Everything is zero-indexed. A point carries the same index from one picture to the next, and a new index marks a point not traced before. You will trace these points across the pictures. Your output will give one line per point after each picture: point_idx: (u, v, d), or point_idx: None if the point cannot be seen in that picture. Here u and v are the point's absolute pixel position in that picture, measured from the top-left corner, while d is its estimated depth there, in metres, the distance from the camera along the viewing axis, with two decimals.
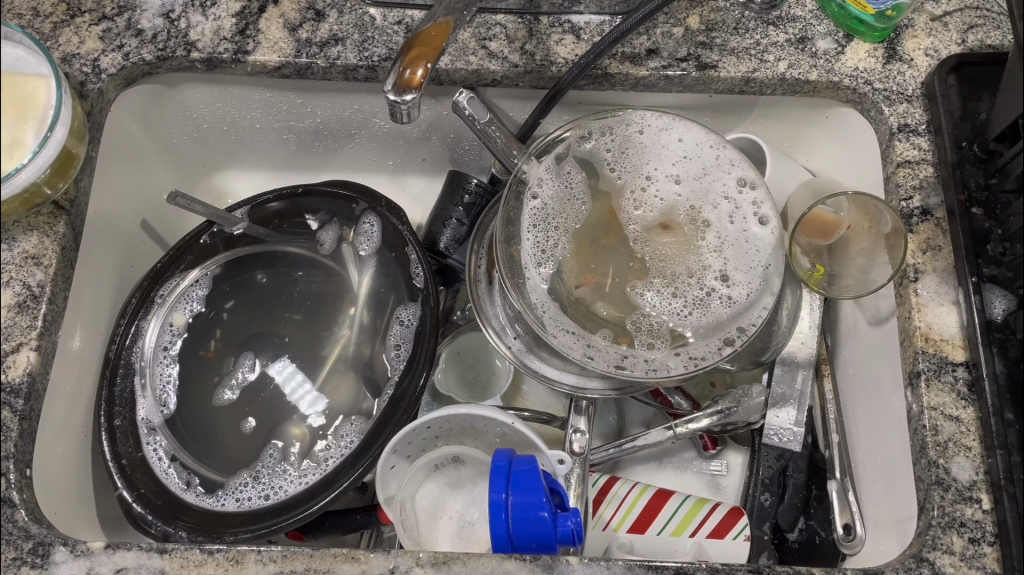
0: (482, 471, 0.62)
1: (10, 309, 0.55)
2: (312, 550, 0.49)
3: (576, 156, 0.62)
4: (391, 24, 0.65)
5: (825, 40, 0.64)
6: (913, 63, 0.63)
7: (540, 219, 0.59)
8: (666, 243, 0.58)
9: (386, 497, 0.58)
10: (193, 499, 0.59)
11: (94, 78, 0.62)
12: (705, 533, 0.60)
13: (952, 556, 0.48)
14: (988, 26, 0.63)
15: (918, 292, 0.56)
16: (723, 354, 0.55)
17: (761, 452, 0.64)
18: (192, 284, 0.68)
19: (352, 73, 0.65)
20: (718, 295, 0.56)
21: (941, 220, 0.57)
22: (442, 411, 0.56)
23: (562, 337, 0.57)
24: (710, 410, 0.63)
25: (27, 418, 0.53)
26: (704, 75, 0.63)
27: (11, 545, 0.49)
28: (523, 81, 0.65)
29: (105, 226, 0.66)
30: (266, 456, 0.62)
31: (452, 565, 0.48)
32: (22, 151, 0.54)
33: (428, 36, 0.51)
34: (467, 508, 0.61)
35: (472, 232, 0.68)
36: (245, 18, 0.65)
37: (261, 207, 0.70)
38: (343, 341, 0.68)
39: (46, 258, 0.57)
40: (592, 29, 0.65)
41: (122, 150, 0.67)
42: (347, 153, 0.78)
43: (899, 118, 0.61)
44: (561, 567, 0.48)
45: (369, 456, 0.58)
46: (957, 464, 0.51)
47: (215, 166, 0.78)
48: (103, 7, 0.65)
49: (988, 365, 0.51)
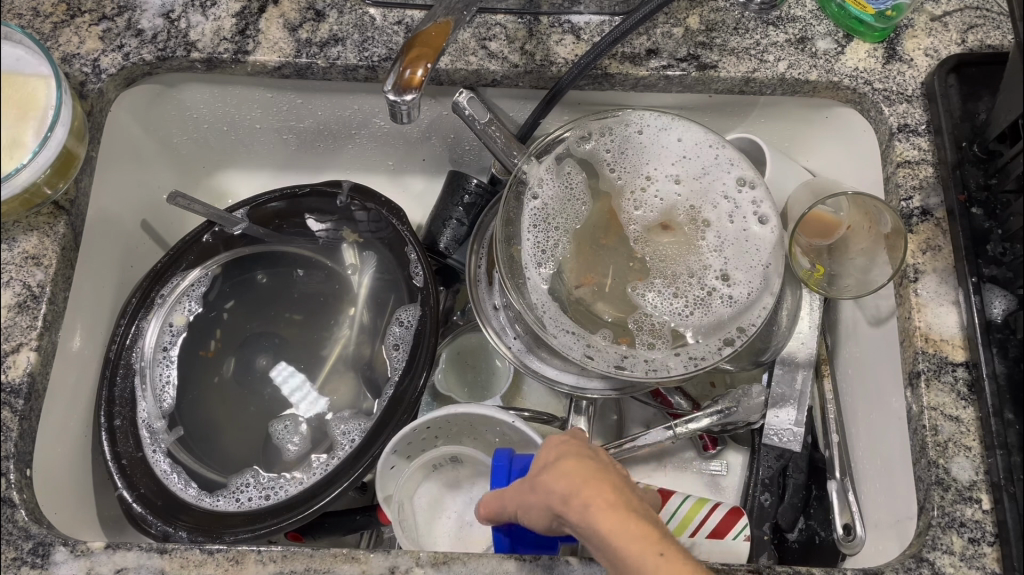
0: (481, 471, 0.63)
1: (10, 309, 0.55)
2: (312, 550, 0.49)
3: (577, 157, 0.62)
4: (390, 24, 0.65)
5: (824, 40, 0.64)
6: (913, 63, 0.63)
7: (540, 220, 0.59)
8: (666, 243, 0.58)
9: (386, 496, 0.58)
10: (193, 499, 0.59)
11: (94, 78, 0.62)
12: (705, 533, 0.60)
13: (951, 557, 0.48)
14: (988, 26, 0.63)
15: (918, 292, 0.56)
16: (723, 354, 0.55)
17: (761, 452, 0.64)
18: (192, 284, 0.68)
19: (352, 73, 0.65)
20: (718, 295, 0.56)
21: (941, 220, 0.57)
22: (441, 410, 0.56)
23: (562, 338, 0.57)
24: (710, 410, 0.63)
25: (27, 418, 0.53)
26: (704, 75, 0.63)
27: (11, 545, 0.49)
28: (523, 81, 0.65)
29: (106, 226, 0.66)
30: (279, 425, 0.64)
31: (452, 565, 0.48)
32: (22, 151, 0.54)
33: (428, 36, 0.51)
34: (467, 507, 0.62)
35: (472, 232, 0.68)
36: (245, 18, 0.65)
37: (261, 207, 0.70)
38: (343, 340, 0.69)
39: (46, 258, 0.57)
40: (592, 29, 0.65)
41: (123, 151, 0.67)
42: (347, 153, 0.78)
43: (899, 118, 0.61)
44: (560, 566, 0.48)
45: (368, 457, 0.58)
46: (957, 464, 0.51)
47: (216, 166, 0.78)
48: (103, 7, 0.65)
49: (988, 365, 0.51)
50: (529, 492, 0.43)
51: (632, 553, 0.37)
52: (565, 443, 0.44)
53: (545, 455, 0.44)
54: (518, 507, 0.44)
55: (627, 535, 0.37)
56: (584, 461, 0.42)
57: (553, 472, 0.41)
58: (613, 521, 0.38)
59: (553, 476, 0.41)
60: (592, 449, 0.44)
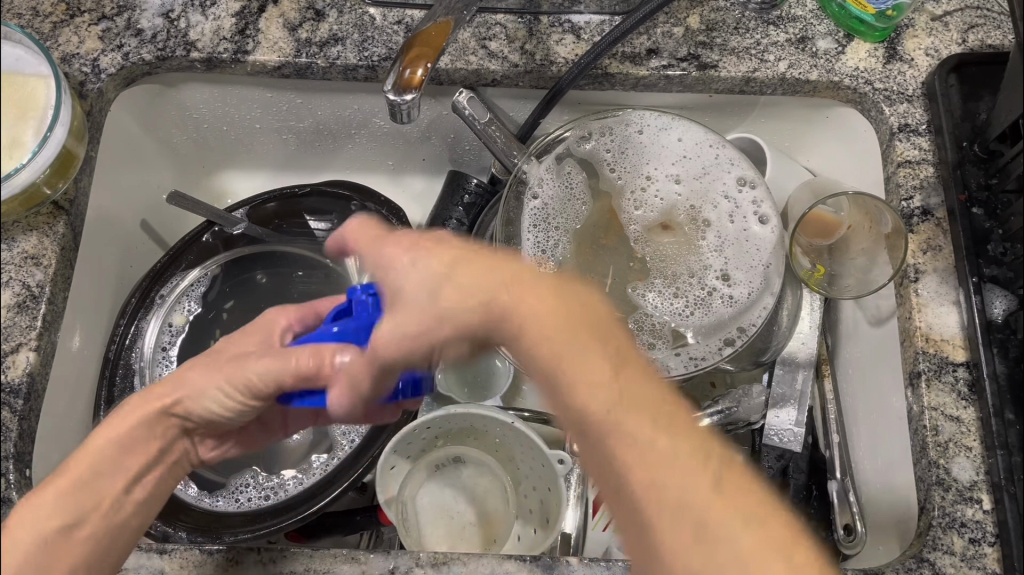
0: (482, 472, 0.63)
1: (10, 309, 0.55)
2: (312, 550, 0.48)
3: (577, 157, 0.61)
4: (390, 23, 0.65)
5: (825, 40, 0.64)
6: (914, 63, 0.63)
7: (540, 220, 0.59)
8: (666, 243, 0.58)
9: (386, 497, 0.58)
10: (193, 499, 0.59)
11: (94, 78, 0.62)
12: None
13: (952, 557, 0.48)
14: (988, 26, 0.63)
15: (918, 292, 0.56)
16: (723, 354, 0.55)
17: (761, 452, 0.63)
18: (192, 283, 0.68)
19: (352, 73, 0.65)
20: (719, 295, 0.56)
21: (941, 220, 0.57)
22: (442, 410, 0.57)
23: None
24: (711, 410, 0.63)
25: (26, 418, 0.53)
26: (704, 75, 0.63)
27: None
28: (523, 81, 0.65)
29: (106, 226, 0.66)
30: None
31: (452, 565, 0.48)
32: (21, 151, 0.54)
33: (429, 36, 0.51)
34: (466, 507, 0.61)
35: (472, 232, 0.68)
36: (245, 18, 0.65)
37: (260, 207, 0.70)
38: None
39: (46, 257, 0.57)
40: (592, 29, 0.65)
41: (123, 151, 0.67)
42: (346, 153, 0.78)
43: (899, 118, 0.61)
44: (561, 566, 0.48)
45: (368, 457, 0.59)
46: (957, 464, 0.51)
47: (216, 166, 0.78)
48: (103, 7, 0.64)
49: (989, 365, 0.51)
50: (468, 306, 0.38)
51: (633, 458, 0.35)
52: (451, 256, 0.40)
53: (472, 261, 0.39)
54: (389, 341, 0.39)
55: (642, 445, 0.35)
56: (585, 351, 0.36)
57: (521, 295, 0.38)
58: (604, 400, 0.35)
59: (530, 313, 0.37)
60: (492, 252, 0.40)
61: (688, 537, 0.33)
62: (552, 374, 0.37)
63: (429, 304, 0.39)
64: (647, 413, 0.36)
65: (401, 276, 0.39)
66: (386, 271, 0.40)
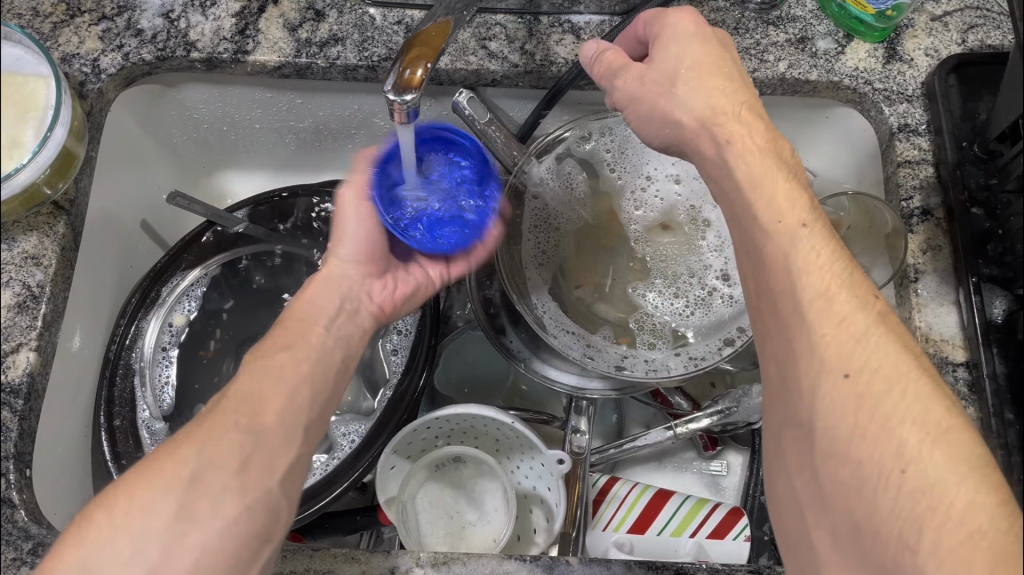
0: (482, 472, 0.62)
1: (10, 309, 0.55)
2: (312, 550, 0.48)
3: (577, 156, 0.61)
4: (391, 24, 0.65)
5: (825, 40, 0.64)
6: (914, 63, 0.63)
7: (542, 220, 0.60)
8: (666, 243, 0.58)
9: (386, 497, 0.59)
10: None
11: (94, 78, 0.62)
12: (705, 533, 0.61)
13: None
14: (988, 26, 0.63)
15: (918, 292, 0.56)
16: (724, 354, 0.54)
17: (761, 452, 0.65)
18: (193, 283, 0.67)
19: (352, 73, 0.65)
20: (719, 295, 0.56)
21: (941, 220, 0.57)
22: (442, 411, 0.57)
23: (562, 337, 0.57)
24: (710, 411, 0.63)
25: (27, 418, 0.53)
26: None
27: (11, 545, 0.49)
28: (523, 81, 0.65)
29: (106, 226, 0.66)
30: None
31: (452, 565, 0.48)
32: (21, 150, 0.54)
33: (429, 36, 0.51)
34: (467, 508, 0.61)
35: None
36: (245, 18, 0.65)
37: (260, 208, 0.70)
38: None
39: (46, 258, 0.57)
40: (592, 29, 0.65)
41: (122, 151, 0.67)
42: (346, 153, 0.78)
43: (899, 118, 0.61)
44: (560, 566, 0.48)
45: (369, 457, 0.60)
46: None
47: (216, 166, 0.77)
48: (103, 7, 0.64)
49: (989, 365, 0.51)
50: (764, 362, 0.42)
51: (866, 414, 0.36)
52: (708, 33, 0.49)
53: (766, 319, 0.42)
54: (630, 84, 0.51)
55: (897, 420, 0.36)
56: (869, 349, 0.37)
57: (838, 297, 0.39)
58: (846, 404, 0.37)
59: (806, 259, 0.40)
60: (736, 72, 0.48)
61: (869, 558, 0.36)
62: (785, 361, 0.40)
63: (790, 287, 0.40)
64: (867, 413, 0.36)
65: (673, 17, 0.50)
66: (654, 28, 0.51)
